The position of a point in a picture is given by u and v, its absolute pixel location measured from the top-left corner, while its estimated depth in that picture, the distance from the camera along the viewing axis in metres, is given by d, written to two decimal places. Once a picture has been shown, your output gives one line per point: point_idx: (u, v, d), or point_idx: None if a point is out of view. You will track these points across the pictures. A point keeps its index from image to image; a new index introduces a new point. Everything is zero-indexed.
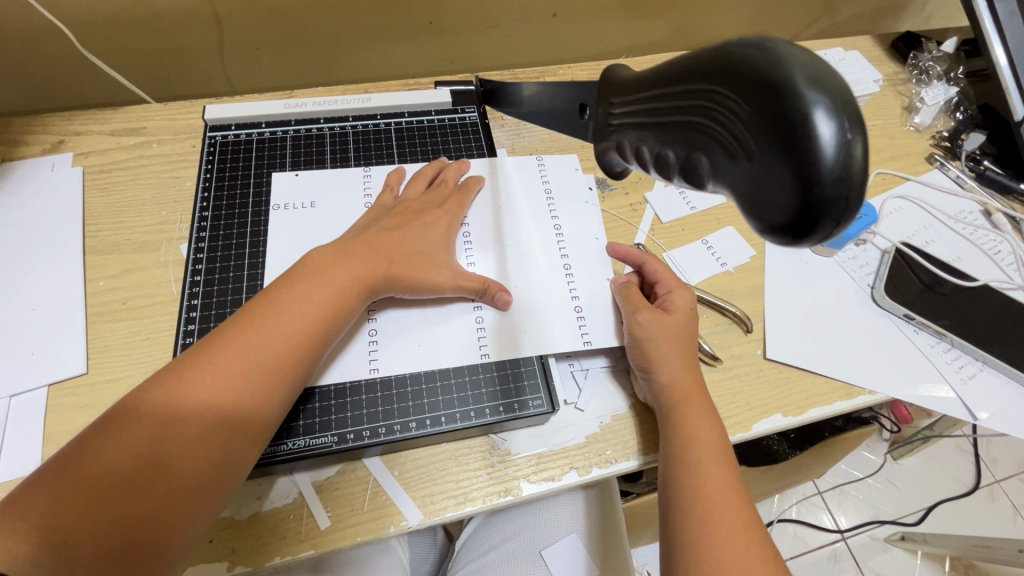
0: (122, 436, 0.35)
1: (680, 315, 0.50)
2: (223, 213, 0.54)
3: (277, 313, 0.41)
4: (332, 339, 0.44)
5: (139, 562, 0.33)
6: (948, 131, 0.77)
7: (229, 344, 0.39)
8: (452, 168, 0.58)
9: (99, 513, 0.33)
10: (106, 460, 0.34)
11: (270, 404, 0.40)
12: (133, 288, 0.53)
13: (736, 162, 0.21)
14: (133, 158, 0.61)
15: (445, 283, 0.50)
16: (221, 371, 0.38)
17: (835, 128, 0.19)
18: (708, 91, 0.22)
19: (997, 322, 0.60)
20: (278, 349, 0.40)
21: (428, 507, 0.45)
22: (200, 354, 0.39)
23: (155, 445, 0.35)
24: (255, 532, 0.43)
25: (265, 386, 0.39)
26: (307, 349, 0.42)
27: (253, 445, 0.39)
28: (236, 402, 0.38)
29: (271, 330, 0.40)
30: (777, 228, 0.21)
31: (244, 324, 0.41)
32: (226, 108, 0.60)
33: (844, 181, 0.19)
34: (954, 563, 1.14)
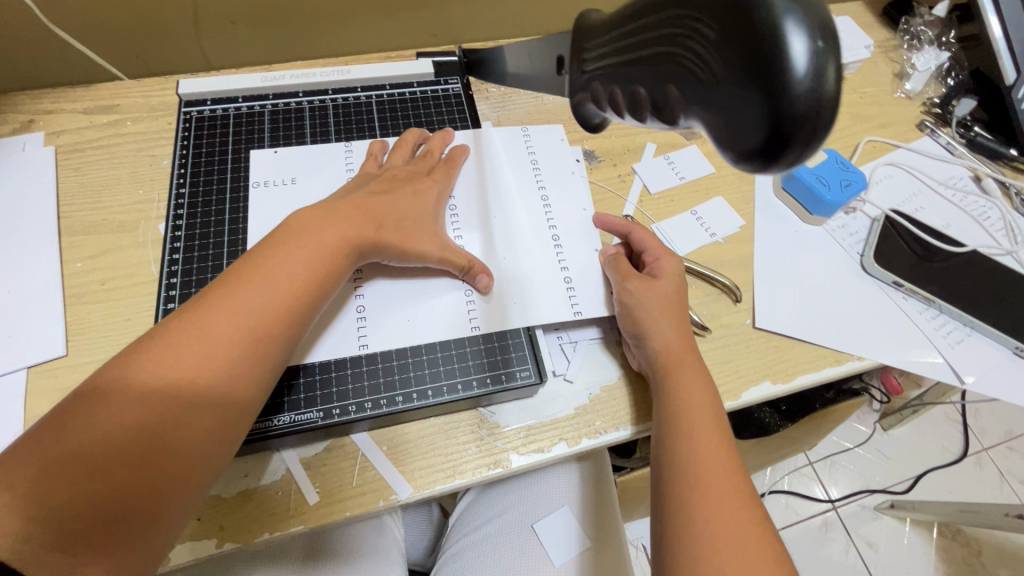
0: (101, 407, 0.34)
1: (669, 283, 0.49)
2: (201, 190, 0.53)
3: (261, 280, 0.41)
4: (319, 307, 0.43)
5: (124, 534, 0.33)
6: (939, 98, 0.76)
7: (212, 311, 0.39)
8: (435, 139, 0.57)
9: (84, 483, 0.32)
10: (89, 429, 0.33)
11: (257, 372, 0.39)
12: (112, 269, 0.52)
13: (707, 83, 0.21)
14: (108, 137, 0.60)
15: (432, 254, 0.49)
16: (204, 337, 0.37)
17: (806, 43, 0.19)
18: (682, 17, 0.22)
19: (986, 287, 0.60)
20: (263, 316, 0.40)
21: (417, 481, 0.45)
22: (183, 321, 0.38)
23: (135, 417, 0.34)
24: (243, 509, 0.43)
25: (251, 353, 0.39)
26: (294, 316, 0.41)
27: (243, 414, 0.39)
28: (223, 369, 0.37)
29: (255, 297, 0.40)
30: (750, 151, 0.20)
31: (227, 291, 0.40)
32: (201, 82, 0.58)
33: (815, 96, 0.19)
34: (942, 529, 1.16)
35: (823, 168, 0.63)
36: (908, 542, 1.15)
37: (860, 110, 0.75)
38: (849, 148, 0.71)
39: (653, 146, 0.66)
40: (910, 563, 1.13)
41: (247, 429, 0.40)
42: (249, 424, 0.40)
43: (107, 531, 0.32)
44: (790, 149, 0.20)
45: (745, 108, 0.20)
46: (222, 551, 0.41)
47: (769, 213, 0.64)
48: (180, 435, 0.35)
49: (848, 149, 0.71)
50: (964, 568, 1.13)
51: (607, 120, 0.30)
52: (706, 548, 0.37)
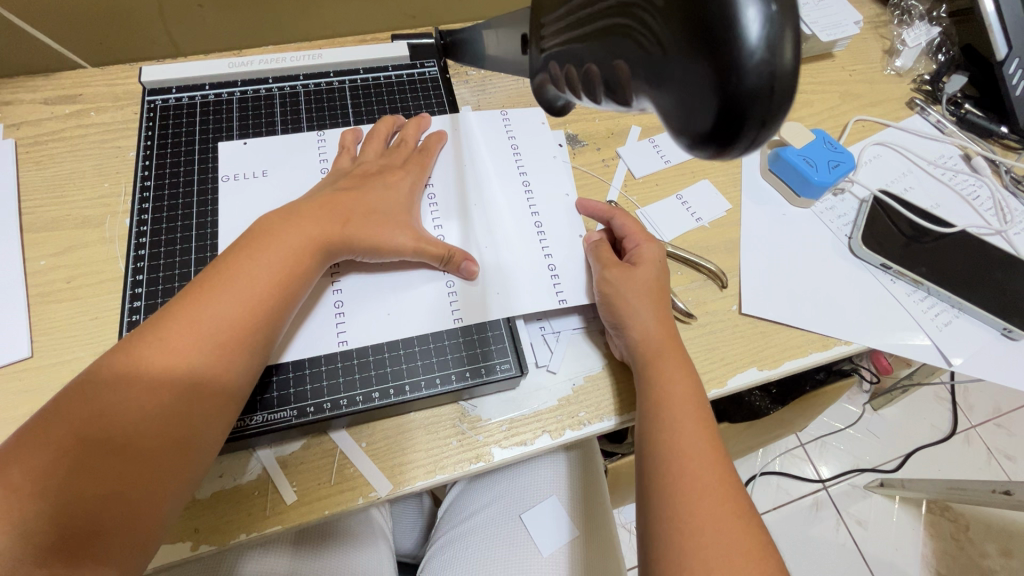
0: (71, 418, 0.33)
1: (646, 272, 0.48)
2: (167, 182, 0.51)
3: (227, 283, 0.39)
4: (292, 310, 0.42)
5: (102, 545, 0.31)
6: (930, 75, 0.75)
7: (178, 318, 0.37)
8: (411, 126, 0.55)
9: (56, 497, 0.31)
10: (58, 443, 0.32)
11: (235, 373, 0.38)
12: (78, 266, 0.50)
13: (659, 62, 0.21)
14: (71, 128, 0.57)
15: (409, 244, 0.47)
16: (174, 343, 0.36)
17: (760, 12, 0.19)
18: None
19: (976, 268, 0.59)
20: (234, 317, 0.38)
21: (398, 477, 0.44)
22: (149, 330, 0.37)
23: (106, 425, 0.33)
24: (219, 510, 0.42)
25: (222, 355, 0.37)
26: (267, 314, 0.40)
27: (216, 421, 0.37)
28: (197, 370, 0.36)
29: (225, 299, 0.39)
30: (706, 131, 0.21)
31: (192, 296, 0.39)
32: (164, 69, 0.55)
33: (769, 70, 0.19)
34: (931, 506, 1.18)
35: (812, 149, 0.62)
36: (897, 519, 1.16)
37: (849, 88, 0.73)
38: (838, 128, 0.69)
39: (637, 129, 0.65)
40: (899, 541, 1.14)
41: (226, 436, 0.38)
42: (230, 425, 0.38)
43: (77, 549, 0.31)
44: (745, 129, 0.20)
45: (699, 86, 0.20)
46: (197, 554, 0.41)
47: (755, 195, 0.63)
48: (152, 443, 0.34)
49: (837, 128, 0.69)
50: (952, 544, 1.14)
51: (569, 101, 0.31)
52: (692, 539, 0.37)
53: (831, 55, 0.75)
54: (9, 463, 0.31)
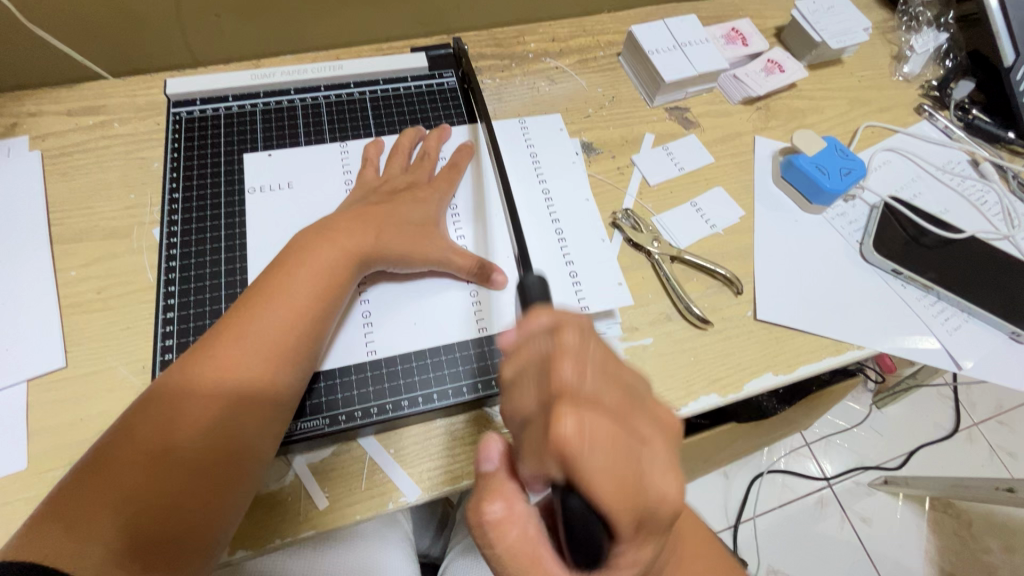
0: (133, 436, 0.37)
1: (601, 434, 0.25)
2: (194, 194, 0.52)
3: (268, 301, 0.42)
4: (330, 324, 0.44)
5: (166, 548, 0.35)
6: (937, 81, 0.76)
7: (224, 338, 0.40)
8: (433, 138, 0.55)
9: (112, 508, 0.35)
10: (120, 458, 0.36)
11: (274, 390, 0.40)
12: (108, 277, 0.51)
13: None
14: (96, 139, 0.58)
15: (434, 256, 0.48)
16: (223, 364, 0.39)
17: None
18: None
19: (984, 273, 0.60)
20: (274, 336, 0.41)
21: (426, 482, 0.45)
22: (202, 349, 0.40)
23: (165, 441, 0.37)
24: (253, 515, 0.43)
25: (265, 371, 0.40)
26: (306, 331, 0.42)
27: (263, 431, 0.40)
28: (242, 390, 0.39)
29: (265, 321, 0.41)
30: None
31: (237, 316, 0.41)
32: (189, 82, 0.56)
33: None
34: (933, 503, 1.19)
35: (824, 156, 0.63)
36: (900, 516, 1.18)
37: (858, 94, 0.74)
38: (849, 134, 0.70)
39: (651, 137, 0.66)
40: (902, 537, 1.16)
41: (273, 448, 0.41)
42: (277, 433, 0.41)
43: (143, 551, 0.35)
44: None
45: None
46: (233, 559, 0.42)
47: (768, 202, 0.64)
48: (204, 455, 0.37)
49: (847, 134, 0.70)
50: (954, 540, 1.16)
51: None
52: None
53: (840, 62, 0.76)
54: (84, 478, 0.35)
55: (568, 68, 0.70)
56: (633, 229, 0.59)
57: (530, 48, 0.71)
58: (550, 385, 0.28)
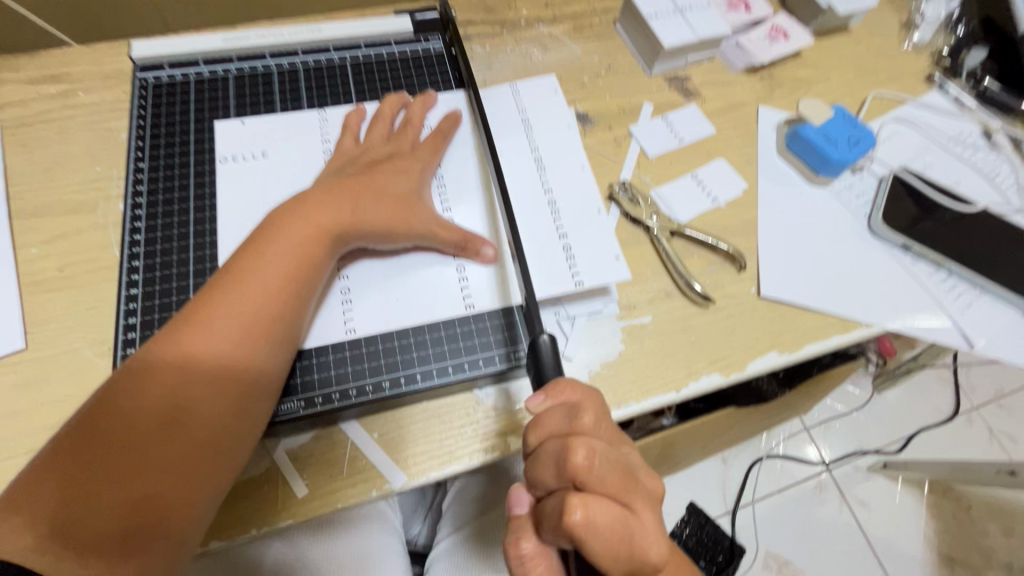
0: (98, 429, 0.34)
1: (604, 515, 0.34)
2: (161, 164, 0.48)
3: (238, 281, 0.39)
4: (309, 301, 0.41)
5: (143, 543, 0.33)
6: (949, 49, 0.72)
7: (192, 321, 0.37)
8: (417, 105, 0.52)
9: (101, 491, 0.33)
10: (84, 452, 0.34)
11: (259, 370, 0.38)
12: (71, 254, 0.48)
13: None
14: (58, 109, 0.55)
15: (419, 229, 0.45)
16: (192, 349, 0.37)
17: None
18: None
19: (998, 248, 0.58)
20: (247, 318, 0.38)
21: (412, 469, 0.42)
22: (183, 321, 0.38)
23: (133, 432, 0.34)
24: (228, 503, 0.40)
25: (239, 355, 0.37)
26: (282, 311, 0.39)
27: (241, 418, 0.37)
28: (229, 365, 0.37)
29: (250, 292, 0.38)
30: None
31: (207, 297, 0.38)
32: (156, 44, 0.52)
33: None
34: (933, 487, 1.18)
35: (832, 125, 0.60)
36: (900, 500, 1.16)
37: (866, 63, 0.71)
38: (856, 104, 0.67)
39: (650, 106, 0.63)
40: (901, 521, 1.15)
41: (254, 435, 0.38)
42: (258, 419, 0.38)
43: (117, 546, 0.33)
44: None
45: None
46: (207, 550, 0.39)
47: (773, 174, 0.61)
48: (177, 445, 0.35)
49: (855, 105, 0.67)
50: (953, 524, 1.15)
51: None
52: None
53: (847, 29, 0.73)
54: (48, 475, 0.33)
55: (562, 35, 0.66)
56: (631, 203, 0.56)
57: (522, 14, 0.67)
58: (566, 469, 0.34)
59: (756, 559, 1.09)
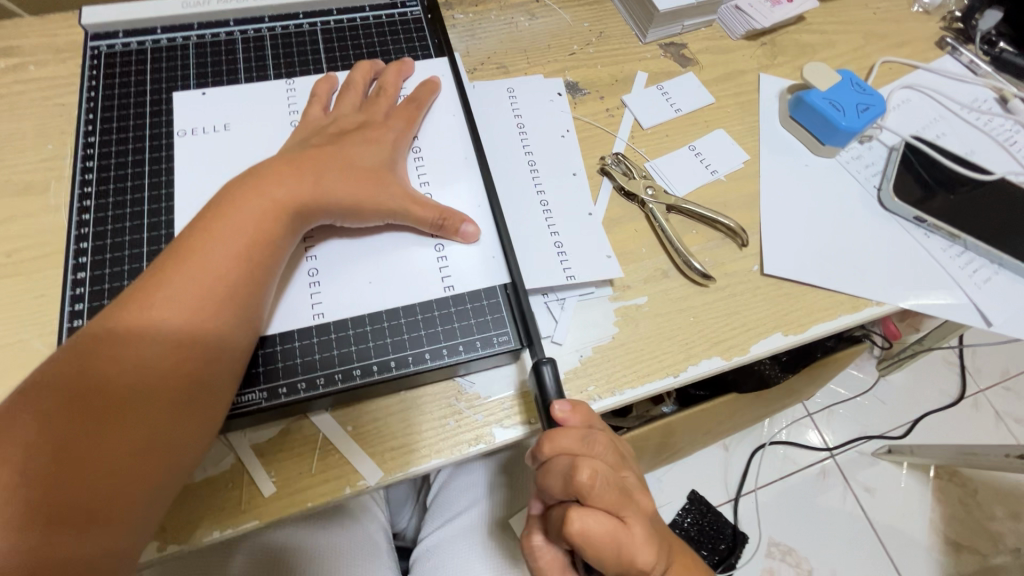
0: (46, 401, 0.31)
1: (601, 531, 0.32)
2: (114, 138, 0.45)
3: (200, 246, 0.36)
4: (279, 271, 0.38)
5: (94, 523, 0.30)
6: (961, 11, 0.68)
7: (151, 288, 0.34)
8: (391, 72, 0.48)
9: (54, 469, 0.30)
10: (30, 426, 0.31)
11: (226, 340, 0.35)
12: (20, 239, 0.44)
13: None
14: (6, 84, 0.51)
15: (392, 204, 0.41)
16: (151, 317, 0.34)
17: None
18: None
19: (1015, 220, 0.54)
20: (211, 284, 0.35)
21: (388, 464, 0.39)
22: (142, 288, 0.35)
23: (84, 405, 0.31)
24: (187, 503, 0.37)
25: (203, 325, 0.35)
26: (249, 278, 0.36)
27: (207, 392, 0.35)
28: (196, 330, 0.34)
29: (216, 256, 0.36)
30: None
31: (168, 262, 0.35)
32: (109, 11, 0.49)
33: None
34: (939, 471, 1.15)
35: (840, 91, 0.56)
36: (905, 485, 1.14)
37: (873, 27, 0.66)
38: (864, 71, 0.63)
39: (644, 75, 0.59)
40: (907, 506, 1.12)
41: (220, 411, 0.36)
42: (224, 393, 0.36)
43: (66, 526, 0.30)
44: None
45: None
46: (165, 554, 0.36)
47: (776, 145, 0.57)
48: (133, 419, 0.32)
49: (863, 71, 0.63)
50: (960, 509, 1.13)
51: None
52: None
53: None
54: None
55: (550, 2, 0.62)
56: (625, 175, 0.52)
57: None
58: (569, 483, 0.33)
59: (759, 547, 1.07)
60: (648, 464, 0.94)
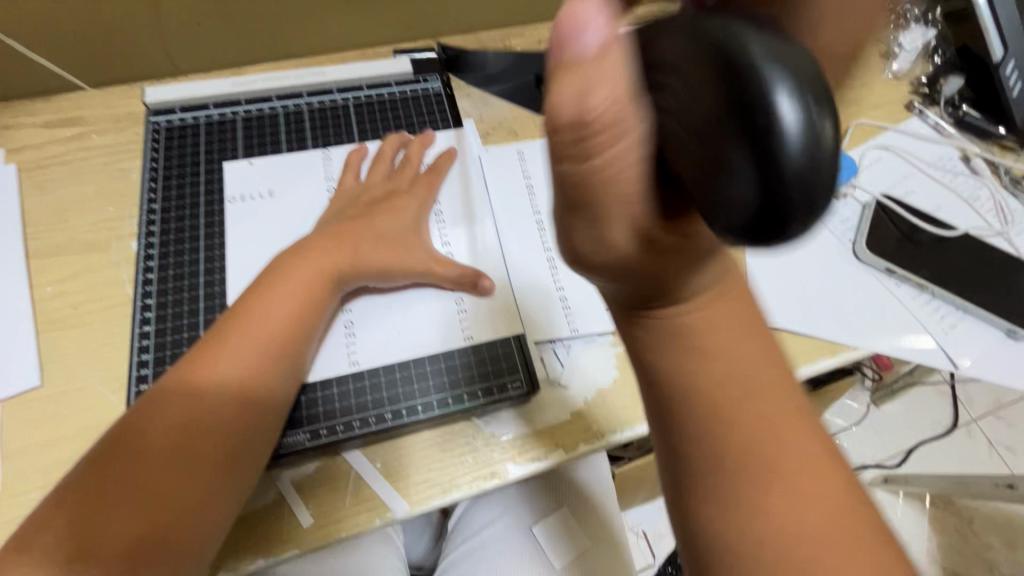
0: (116, 457, 0.36)
1: None
2: (173, 204, 0.51)
3: (250, 315, 0.41)
4: (318, 330, 0.44)
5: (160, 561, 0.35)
6: (926, 77, 0.75)
7: (208, 353, 0.40)
8: (416, 144, 0.55)
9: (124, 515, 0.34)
10: (104, 478, 0.35)
11: (270, 394, 0.40)
12: (85, 292, 0.50)
13: (727, 166, 0.19)
14: (72, 151, 0.57)
15: (417, 266, 0.47)
16: (207, 378, 0.39)
17: (794, 102, 0.18)
18: (654, 68, 0.21)
19: (977, 272, 0.60)
20: (259, 346, 0.40)
21: (413, 497, 0.44)
22: (201, 352, 0.40)
23: (150, 457, 0.36)
24: (237, 534, 0.42)
25: (251, 382, 0.39)
26: (290, 339, 0.42)
27: (252, 441, 0.39)
28: (245, 386, 0.39)
29: (266, 318, 0.41)
30: (740, 229, 0.20)
31: (222, 330, 0.41)
32: (168, 90, 0.55)
33: (815, 163, 0.18)
34: (934, 500, 1.18)
35: None
36: (901, 514, 1.17)
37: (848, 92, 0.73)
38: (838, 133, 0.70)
39: None
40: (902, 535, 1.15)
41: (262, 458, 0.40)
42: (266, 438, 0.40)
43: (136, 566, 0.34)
44: (790, 221, 0.19)
45: (752, 172, 0.19)
46: None
47: None
48: (192, 468, 0.37)
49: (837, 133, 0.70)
50: (956, 537, 1.15)
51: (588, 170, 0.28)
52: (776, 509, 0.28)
53: None
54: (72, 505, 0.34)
55: None
56: None
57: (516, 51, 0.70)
58: None
59: None
60: (651, 493, 0.97)
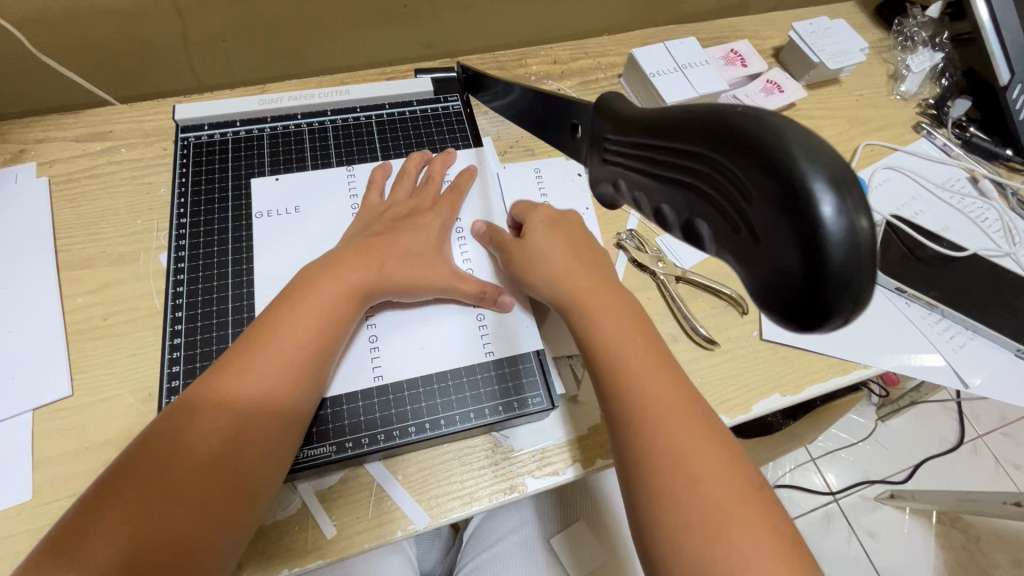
0: (141, 465, 0.36)
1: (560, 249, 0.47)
2: (202, 218, 0.52)
3: (277, 328, 0.42)
4: (343, 343, 0.45)
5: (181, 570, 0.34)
6: (934, 99, 0.77)
7: (234, 364, 0.40)
8: (438, 162, 0.56)
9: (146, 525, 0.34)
10: (129, 487, 0.35)
11: (294, 405, 0.41)
12: (114, 303, 0.51)
13: (739, 236, 0.22)
14: (102, 165, 0.59)
15: (440, 282, 0.48)
16: (234, 389, 0.39)
17: (834, 206, 0.19)
18: (698, 154, 0.23)
19: (988, 292, 0.61)
20: (284, 359, 0.41)
21: (434, 510, 0.44)
22: (227, 364, 0.41)
23: (174, 466, 0.36)
24: (260, 545, 0.42)
25: (276, 393, 0.40)
26: (315, 352, 0.43)
27: (274, 451, 0.40)
28: (271, 397, 0.40)
29: (293, 331, 0.42)
30: (778, 307, 0.21)
31: (249, 343, 0.42)
32: (198, 107, 0.57)
33: (855, 250, 0.19)
34: (941, 517, 1.18)
35: None
36: (908, 530, 1.17)
37: (858, 113, 0.75)
38: (848, 152, 0.71)
39: None
40: (909, 552, 1.15)
41: (281, 468, 0.41)
42: (287, 449, 0.41)
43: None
44: (835, 310, 0.20)
45: (780, 240, 0.20)
46: None
47: None
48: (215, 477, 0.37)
49: (847, 153, 0.71)
50: (962, 554, 1.15)
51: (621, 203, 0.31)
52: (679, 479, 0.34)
53: (838, 80, 0.77)
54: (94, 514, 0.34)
55: (570, 91, 0.71)
56: (637, 249, 0.59)
57: (532, 70, 0.71)
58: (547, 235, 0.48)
59: None
60: None
